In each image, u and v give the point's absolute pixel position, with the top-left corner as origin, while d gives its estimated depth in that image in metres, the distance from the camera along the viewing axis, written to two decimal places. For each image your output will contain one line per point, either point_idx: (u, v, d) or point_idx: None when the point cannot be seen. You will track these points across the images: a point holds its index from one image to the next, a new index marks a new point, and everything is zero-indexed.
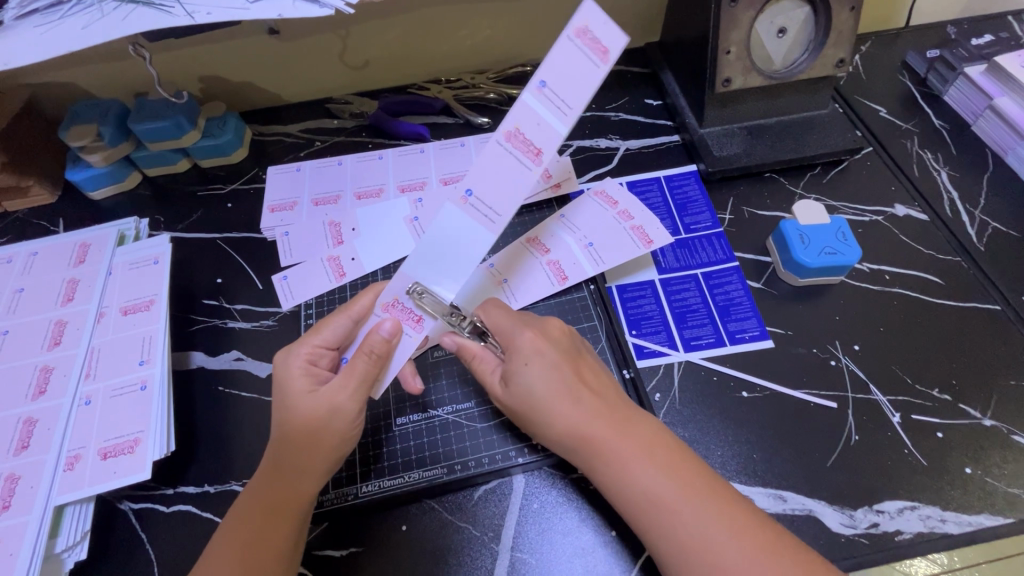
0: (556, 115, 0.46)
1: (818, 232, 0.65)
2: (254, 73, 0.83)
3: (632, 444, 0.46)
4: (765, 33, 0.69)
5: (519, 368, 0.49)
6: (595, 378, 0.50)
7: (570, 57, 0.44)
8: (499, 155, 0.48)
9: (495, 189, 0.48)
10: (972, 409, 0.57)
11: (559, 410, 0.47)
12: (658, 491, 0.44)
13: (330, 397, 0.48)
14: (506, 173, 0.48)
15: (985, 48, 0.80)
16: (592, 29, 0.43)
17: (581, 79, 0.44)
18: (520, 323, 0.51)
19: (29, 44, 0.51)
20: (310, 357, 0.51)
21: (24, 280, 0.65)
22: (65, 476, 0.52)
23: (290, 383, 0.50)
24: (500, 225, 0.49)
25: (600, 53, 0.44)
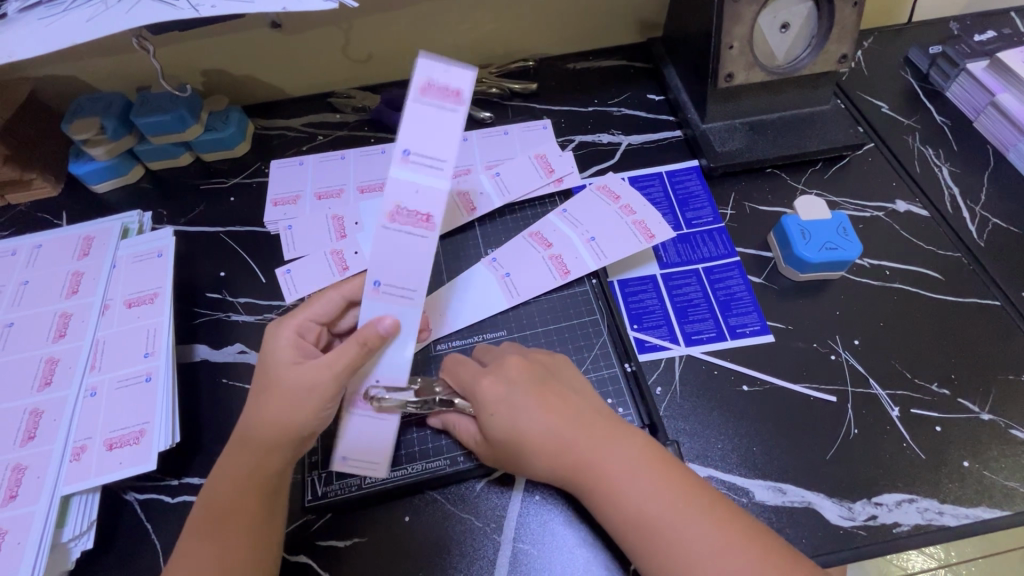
0: (431, 177, 0.47)
1: (819, 228, 0.65)
2: (257, 67, 0.83)
3: (617, 465, 0.47)
4: (768, 28, 0.69)
5: (484, 416, 0.50)
6: (569, 405, 0.50)
7: (424, 116, 0.45)
8: (389, 236, 0.48)
9: (400, 269, 0.49)
10: (971, 403, 0.57)
11: (532, 451, 0.49)
12: (648, 506, 0.45)
13: (314, 371, 0.48)
14: (404, 252, 0.49)
15: (987, 45, 0.80)
16: (435, 81, 0.45)
17: (442, 131, 0.46)
18: (477, 372, 0.52)
19: (33, 37, 0.51)
20: (296, 330, 0.52)
21: (28, 272, 0.66)
22: (72, 467, 0.52)
23: (276, 353, 0.50)
24: (419, 299, 0.50)
25: (451, 97, 0.45)
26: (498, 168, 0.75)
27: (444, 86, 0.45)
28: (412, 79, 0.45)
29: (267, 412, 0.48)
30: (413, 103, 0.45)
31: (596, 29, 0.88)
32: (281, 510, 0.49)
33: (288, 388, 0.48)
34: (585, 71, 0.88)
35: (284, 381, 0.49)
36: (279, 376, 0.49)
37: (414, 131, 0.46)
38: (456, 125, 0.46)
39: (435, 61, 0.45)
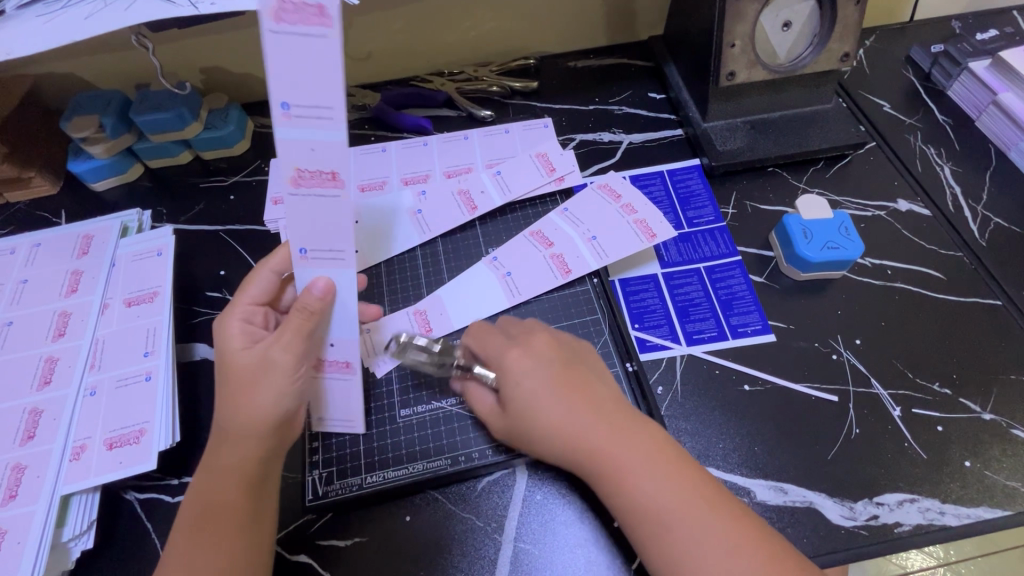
0: (319, 126, 0.44)
1: (821, 227, 0.65)
2: (257, 65, 0.82)
3: (635, 455, 0.46)
4: (770, 26, 0.69)
5: (510, 388, 0.51)
6: (591, 390, 0.50)
7: (292, 53, 0.41)
8: (301, 202, 0.48)
9: (320, 231, 0.49)
10: (973, 403, 0.57)
11: (552, 428, 0.48)
12: (659, 502, 0.44)
13: (264, 349, 0.50)
14: (321, 215, 0.48)
15: (989, 44, 0.80)
16: (287, 8, 0.39)
17: (317, 69, 0.41)
18: (506, 346, 0.53)
19: (32, 34, 0.51)
20: (241, 312, 0.53)
21: (28, 271, 0.65)
22: (72, 466, 0.52)
23: (225, 341, 0.51)
24: (349, 258, 0.51)
25: (313, 19, 0.39)
26: (499, 167, 0.74)
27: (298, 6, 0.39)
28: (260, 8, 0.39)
29: (230, 401, 0.49)
30: (271, 34, 0.40)
31: (597, 27, 0.87)
32: (270, 506, 0.49)
33: (243, 372, 0.50)
34: (586, 70, 0.88)
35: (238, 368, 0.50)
36: (232, 362, 0.50)
37: (285, 70, 0.41)
38: (330, 54, 0.41)
39: None
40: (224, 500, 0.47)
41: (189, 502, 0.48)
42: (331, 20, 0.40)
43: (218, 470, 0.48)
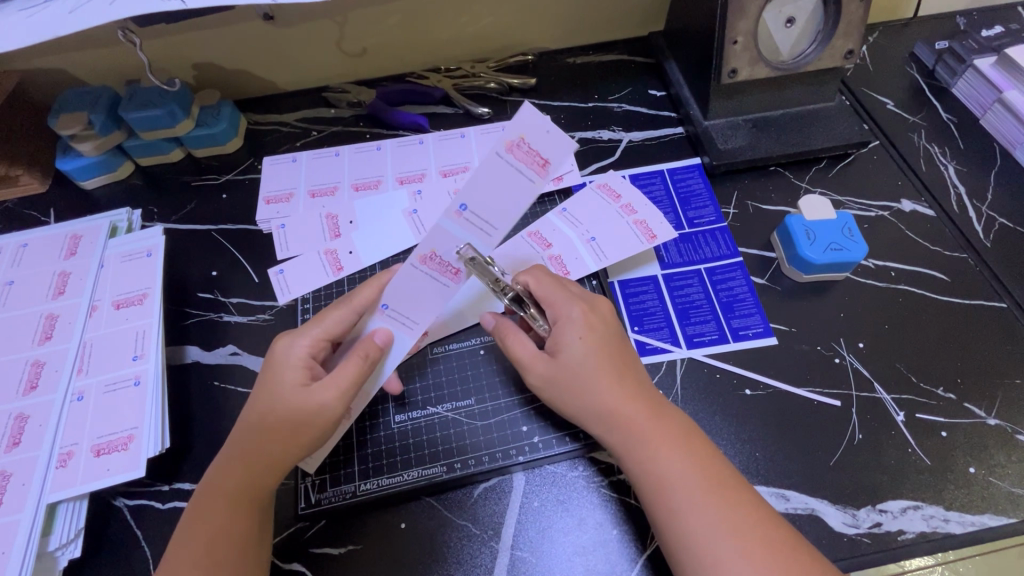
0: (478, 234, 0.50)
1: (823, 228, 0.64)
2: (249, 61, 0.81)
3: (662, 434, 0.46)
4: (773, 23, 0.67)
5: (571, 339, 0.50)
6: (634, 368, 0.50)
7: (503, 172, 0.47)
8: (417, 275, 0.52)
9: (415, 302, 0.53)
10: (976, 408, 0.56)
11: (604, 383, 0.48)
12: (679, 476, 0.44)
13: (318, 395, 0.48)
14: (425, 292, 0.52)
15: (995, 40, 0.78)
16: (525, 145, 0.46)
17: (510, 201, 0.48)
18: (572, 299, 0.52)
19: (14, 29, 0.50)
20: (309, 345, 0.51)
21: (14, 272, 0.64)
22: (59, 473, 0.51)
23: (284, 369, 0.50)
24: (417, 331, 0.54)
25: (536, 166, 0.46)
26: None
27: (531, 152, 0.46)
28: (506, 133, 0.46)
29: (273, 426, 0.48)
30: (497, 158, 0.46)
31: (596, 22, 0.86)
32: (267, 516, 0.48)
33: (289, 409, 0.48)
34: (586, 66, 0.87)
35: (287, 401, 0.48)
36: (284, 397, 0.48)
37: (483, 184, 0.48)
38: (527, 194, 0.47)
39: (541, 124, 0.45)
40: (217, 529, 0.45)
41: (180, 532, 0.46)
42: (548, 175, 0.47)
43: (213, 496, 0.47)
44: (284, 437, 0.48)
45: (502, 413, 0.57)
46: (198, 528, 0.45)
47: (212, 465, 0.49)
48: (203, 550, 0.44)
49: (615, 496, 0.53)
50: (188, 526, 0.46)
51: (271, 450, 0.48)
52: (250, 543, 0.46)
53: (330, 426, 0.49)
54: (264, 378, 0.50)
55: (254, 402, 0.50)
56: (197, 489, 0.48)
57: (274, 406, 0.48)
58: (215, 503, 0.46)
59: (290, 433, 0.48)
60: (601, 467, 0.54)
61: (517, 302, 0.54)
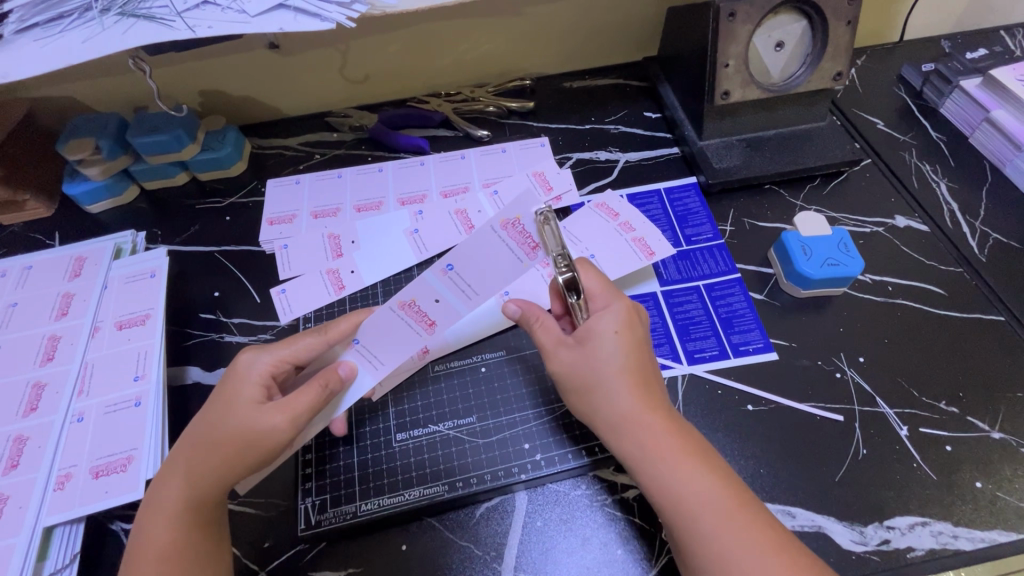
0: (459, 295, 0.53)
1: (820, 244, 0.65)
2: (255, 88, 0.83)
3: (680, 444, 0.45)
4: (763, 46, 0.70)
5: (606, 333, 0.50)
6: (653, 378, 0.50)
7: (498, 244, 0.50)
8: (393, 318, 0.53)
9: (385, 344, 0.55)
10: (981, 422, 0.56)
11: (629, 383, 0.48)
12: (692, 488, 0.43)
13: (266, 416, 0.47)
14: (396, 334, 0.54)
15: (979, 62, 0.81)
16: (521, 226, 0.49)
17: (497, 270, 0.52)
18: (614, 299, 0.53)
19: (31, 57, 0.52)
20: (269, 364, 0.51)
21: (18, 294, 0.64)
22: (56, 496, 0.51)
23: (243, 384, 0.50)
24: (382, 372, 0.55)
25: (527, 247, 0.50)
26: (496, 186, 0.74)
27: (525, 233, 0.50)
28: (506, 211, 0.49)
29: (221, 440, 0.47)
30: (492, 231, 0.50)
31: (593, 48, 0.89)
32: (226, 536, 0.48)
33: (242, 426, 0.47)
34: (582, 90, 0.89)
35: (240, 417, 0.48)
36: (237, 413, 0.48)
37: (477, 253, 0.51)
38: (512, 265, 0.51)
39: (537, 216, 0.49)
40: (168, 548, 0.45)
41: (131, 550, 0.46)
42: (535, 257, 0.51)
43: (156, 511, 0.46)
44: (230, 452, 0.47)
45: (505, 430, 0.57)
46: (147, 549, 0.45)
47: (154, 483, 0.48)
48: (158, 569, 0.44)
49: (619, 515, 0.52)
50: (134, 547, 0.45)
51: (221, 462, 0.47)
52: (209, 557, 0.46)
53: (276, 452, 0.49)
54: (222, 390, 0.50)
55: (207, 412, 0.49)
56: (144, 504, 0.47)
57: (225, 419, 0.48)
58: (164, 522, 0.45)
59: (235, 450, 0.47)
60: (605, 484, 0.54)
61: (568, 287, 0.52)
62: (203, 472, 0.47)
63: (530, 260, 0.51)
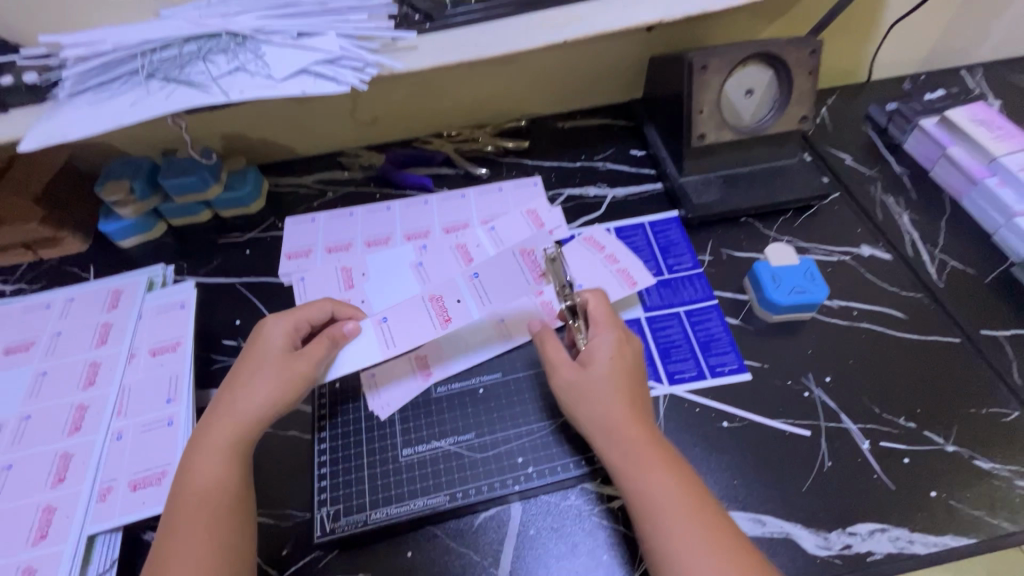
0: (477, 300, 0.69)
1: (789, 273, 0.71)
2: (274, 131, 0.91)
3: (658, 458, 0.51)
4: (734, 92, 0.78)
5: (603, 355, 0.56)
6: (641, 399, 0.55)
7: (513, 265, 0.72)
8: (420, 305, 0.67)
9: (405, 329, 0.65)
10: (937, 436, 0.61)
11: (615, 401, 0.54)
12: (665, 497, 0.49)
13: (295, 361, 0.59)
14: (415, 317, 0.66)
15: (937, 103, 0.88)
16: (534, 254, 0.72)
17: (511, 287, 0.70)
18: (615, 327, 0.59)
19: (86, 117, 0.61)
20: (290, 322, 0.62)
21: (61, 323, 0.71)
22: (98, 506, 0.56)
23: (271, 339, 0.60)
24: (390, 352, 0.63)
25: (535, 272, 0.71)
26: (493, 223, 0.81)
27: (535, 263, 0.72)
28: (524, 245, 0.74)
29: (257, 385, 0.57)
30: (512, 255, 0.73)
31: (582, 92, 0.97)
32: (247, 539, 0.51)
33: (275, 370, 0.58)
34: (573, 130, 0.97)
35: (273, 364, 0.58)
36: (269, 361, 0.59)
37: (498, 270, 0.71)
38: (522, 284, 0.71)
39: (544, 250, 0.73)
40: (214, 485, 0.52)
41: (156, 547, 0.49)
42: (539, 283, 0.71)
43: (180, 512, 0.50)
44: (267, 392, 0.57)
45: (500, 445, 0.62)
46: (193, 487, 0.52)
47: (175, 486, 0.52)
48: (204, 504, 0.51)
49: (605, 524, 0.57)
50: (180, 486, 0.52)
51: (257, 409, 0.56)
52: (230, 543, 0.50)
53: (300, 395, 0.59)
54: (252, 348, 0.60)
55: (241, 366, 0.59)
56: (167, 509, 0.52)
57: (260, 367, 0.58)
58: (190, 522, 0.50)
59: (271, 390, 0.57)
60: (593, 495, 0.59)
61: (572, 311, 0.62)
62: (251, 418, 0.56)
63: (535, 285, 0.71)
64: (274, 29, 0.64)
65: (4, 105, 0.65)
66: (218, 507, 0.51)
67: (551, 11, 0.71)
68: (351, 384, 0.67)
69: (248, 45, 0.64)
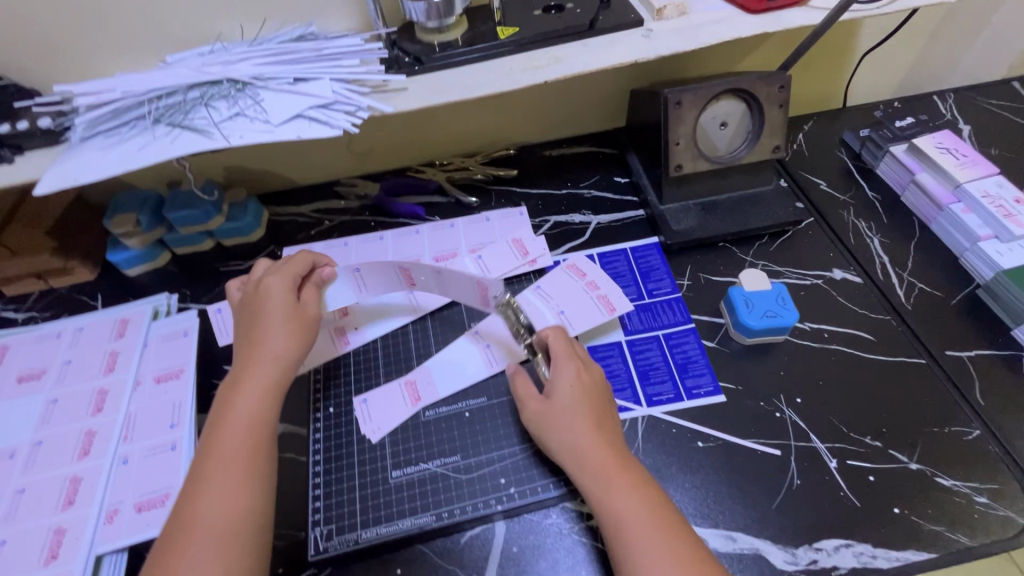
0: (438, 287, 0.75)
1: (761, 298, 0.74)
2: (274, 163, 0.95)
3: (627, 479, 0.54)
4: (710, 125, 0.81)
5: (565, 384, 0.61)
6: (606, 423, 0.59)
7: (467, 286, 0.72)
8: (389, 270, 0.76)
9: (376, 279, 0.77)
10: (901, 454, 0.64)
11: (582, 427, 0.58)
12: (632, 516, 0.52)
13: (307, 309, 0.69)
14: (383, 277, 0.77)
15: (907, 130, 0.92)
16: (489, 289, 0.71)
17: (460, 293, 0.74)
18: (572, 357, 0.63)
19: (95, 162, 0.65)
20: (289, 274, 0.70)
21: (71, 353, 0.75)
22: (106, 528, 0.60)
23: (279, 295, 0.67)
24: (362, 295, 0.78)
25: (484, 300, 0.73)
26: (481, 252, 0.85)
27: (488, 296, 0.72)
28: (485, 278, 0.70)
29: (282, 334, 0.65)
30: (470, 282, 0.71)
31: (568, 122, 1.01)
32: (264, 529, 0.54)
33: (294, 318, 0.67)
34: (559, 158, 1.01)
35: (291, 314, 0.67)
36: (286, 312, 0.66)
37: (455, 285, 0.73)
38: (470, 295, 0.73)
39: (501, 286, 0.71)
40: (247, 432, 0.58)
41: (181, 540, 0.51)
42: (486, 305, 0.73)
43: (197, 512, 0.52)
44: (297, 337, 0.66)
45: (484, 467, 0.65)
46: (229, 421, 0.58)
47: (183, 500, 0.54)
48: (241, 433, 0.57)
49: (584, 541, 0.60)
50: (215, 423, 0.58)
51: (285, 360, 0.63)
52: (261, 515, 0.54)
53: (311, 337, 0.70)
54: (259, 308, 0.66)
55: (257, 326, 0.65)
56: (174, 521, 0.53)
57: (278, 319, 0.66)
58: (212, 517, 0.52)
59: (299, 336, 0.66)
60: (573, 514, 0.62)
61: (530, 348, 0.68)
62: (281, 368, 0.63)
63: (483, 305, 0.74)
64: (271, 75, 0.69)
65: (21, 148, 0.70)
66: (254, 451, 0.56)
67: (533, 54, 0.75)
68: (345, 410, 0.71)
69: (247, 90, 0.69)
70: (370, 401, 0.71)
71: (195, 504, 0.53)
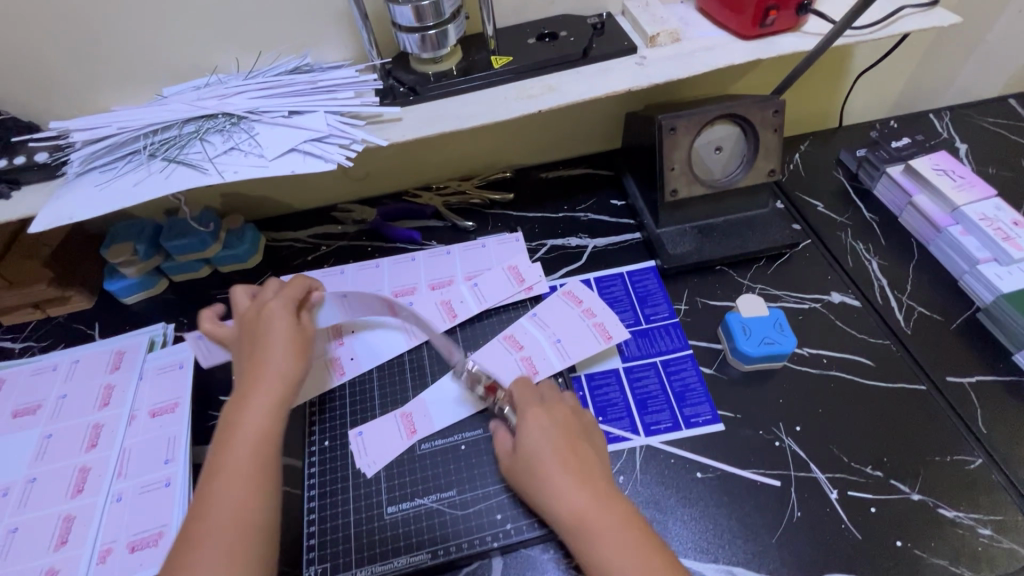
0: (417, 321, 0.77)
1: (758, 324, 0.74)
2: (271, 189, 0.96)
3: (609, 519, 0.53)
4: (705, 151, 0.81)
5: (529, 433, 0.60)
6: (582, 459, 0.58)
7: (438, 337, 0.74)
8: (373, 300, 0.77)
9: (360, 306, 0.78)
10: (902, 484, 0.64)
11: (555, 471, 0.57)
12: (617, 561, 0.51)
13: (307, 329, 0.68)
14: (367, 305, 0.78)
15: (903, 150, 0.92)
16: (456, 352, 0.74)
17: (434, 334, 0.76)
18: (535, 404, 0.64)
19: (90, 198, 0.65)
20: (288, 296, 0.69)
21: (66, 386, 0.75)
22: (98, 569, 0.59)
23: (280, 315, 0.66)
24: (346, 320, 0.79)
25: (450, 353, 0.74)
26: (477, 279, 0.85)
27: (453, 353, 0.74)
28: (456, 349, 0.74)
29: (286, 352, 0.63)
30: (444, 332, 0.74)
31: (564, 144, 1.02)
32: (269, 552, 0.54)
33: (297, 338, 0.65)
34: (555, 180, 1.01)
35: (295, 333, 0.65)
36: (290, 332, 0.65)
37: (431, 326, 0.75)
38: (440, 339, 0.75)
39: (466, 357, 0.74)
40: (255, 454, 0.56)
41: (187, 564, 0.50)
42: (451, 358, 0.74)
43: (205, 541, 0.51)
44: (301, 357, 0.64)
45: (480, 502, 0.64)
46: (236, 444, 0.56)
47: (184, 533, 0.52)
48: (253, 451, 0.56)
49: None
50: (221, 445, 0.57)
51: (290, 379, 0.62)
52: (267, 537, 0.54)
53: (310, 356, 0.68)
54: (262, 328, 0.65)
55: (258, 347, 0.63)
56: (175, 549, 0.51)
57: (281, 338, 0.64)
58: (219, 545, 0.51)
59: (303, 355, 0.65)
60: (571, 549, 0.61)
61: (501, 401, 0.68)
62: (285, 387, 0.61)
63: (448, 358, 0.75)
64: (266, 108, 0.69)
65: (17, 182, 0.70)
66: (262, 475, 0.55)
67: (526, 83, 0.75)
68: (341, 443, 0.70)
69: (242, 124, 0.69)
70: (366, 434, 0.70)
71: (203, 536, 0.51)
